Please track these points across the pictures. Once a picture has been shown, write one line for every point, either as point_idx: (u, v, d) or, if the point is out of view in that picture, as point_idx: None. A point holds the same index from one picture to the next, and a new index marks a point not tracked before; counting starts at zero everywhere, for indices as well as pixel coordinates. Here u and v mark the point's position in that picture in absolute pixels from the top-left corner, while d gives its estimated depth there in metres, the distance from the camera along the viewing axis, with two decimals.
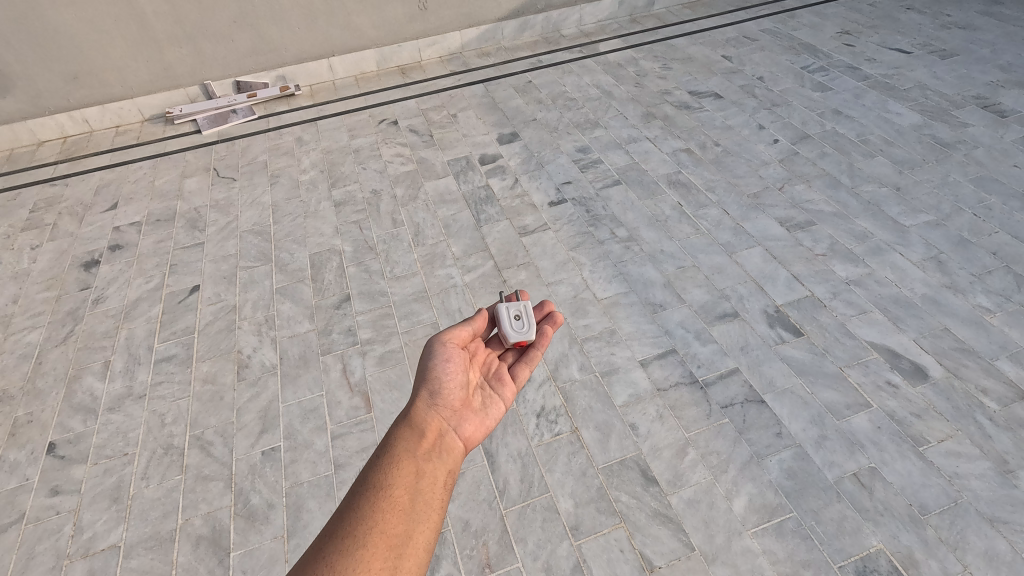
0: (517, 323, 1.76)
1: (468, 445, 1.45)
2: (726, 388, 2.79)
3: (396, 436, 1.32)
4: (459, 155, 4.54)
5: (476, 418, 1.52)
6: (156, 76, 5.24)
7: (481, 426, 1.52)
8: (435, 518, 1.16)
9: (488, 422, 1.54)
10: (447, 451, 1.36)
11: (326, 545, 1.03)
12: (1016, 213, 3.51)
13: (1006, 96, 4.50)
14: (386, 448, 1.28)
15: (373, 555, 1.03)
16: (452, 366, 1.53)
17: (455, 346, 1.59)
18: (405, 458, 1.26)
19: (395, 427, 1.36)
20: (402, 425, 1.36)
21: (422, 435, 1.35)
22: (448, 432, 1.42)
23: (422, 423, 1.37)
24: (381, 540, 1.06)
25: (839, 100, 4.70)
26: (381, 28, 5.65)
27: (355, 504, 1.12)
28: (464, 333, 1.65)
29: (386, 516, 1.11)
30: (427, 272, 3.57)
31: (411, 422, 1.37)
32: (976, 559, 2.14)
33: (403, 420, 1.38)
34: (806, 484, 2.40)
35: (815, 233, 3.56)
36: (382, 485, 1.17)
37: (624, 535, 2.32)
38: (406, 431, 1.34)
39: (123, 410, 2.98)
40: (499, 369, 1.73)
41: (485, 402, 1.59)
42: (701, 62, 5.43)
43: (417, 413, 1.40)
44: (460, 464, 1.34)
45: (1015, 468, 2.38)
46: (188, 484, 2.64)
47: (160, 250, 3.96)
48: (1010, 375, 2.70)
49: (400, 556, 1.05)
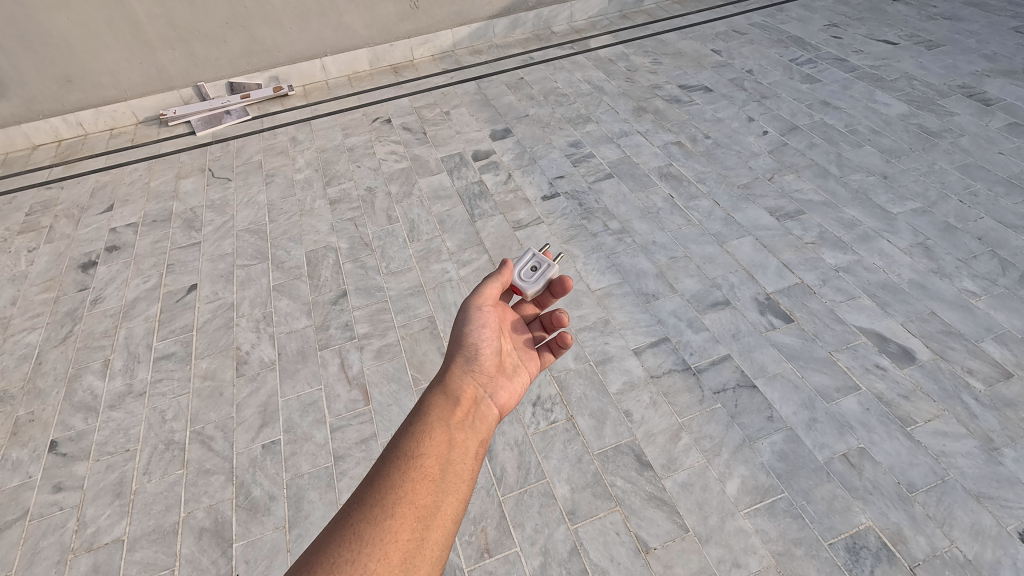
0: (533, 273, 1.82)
1: (502, 411, 1.44)
2: (718, 373, 2.85)
3: (430, 402, 1.29)
4: (452, 152, 4.57)
5: (508, 386, 1.50)
6: (150, 78, 5.26)
7: (513, 393, 1.51)
8: (464, 490, 1.11)
9: (518, 389, 1.54)
10: (481, 419, 1.33)
11: (353, 512, 1.00)
12: (1001, 199, 3.57)
13: (991, 85, 4.56)
14: (420, 413, 1.25)
15: (400, 526, 0.99)
16: (488, 332, 1.53)
17: (489, 309, 1.59)
18: (437, 425, 1.21)
19: (430, 393, 1.32)
20: (436, 391, 1.33)
21: (457, 402, 1.32)
22: (483, 399, 1.40)
23: (456, 391, 1.34)
24: (409, 511, 1.02)
25: (827, 91, 4.76)
26: (374, 27, 5.68)
27: (384, 471, 1.08)
28: (493, 291, 1.64)
29: (414, 487, 1.06)
30: (422, 267, 3.61)
31: (445, 389, 1.35)
32: (962, 534, 2.20)
33: (438, 387, 1.35)
34: (797, 466, 2.45)
35: (804, 222, 3.61)
36: (413, 454, 1.12)
37: (620, 518, 2.37)
38: (441, 398, 1.31)
39: (124, 407, 3.01)
40: (528, 339, 1.73)
41: (514, 370, 1.59)
42: (691, 56, 5.49)
43: (452, 380, 1.38)
44: (493, 433, 1.32)
45: (1000, 445, 2.43)
46: (189, 478, 2.67)
47: (157, 250, 3.99)
48: (995, 356, 2.76)
49: (427, 527, 1.01)
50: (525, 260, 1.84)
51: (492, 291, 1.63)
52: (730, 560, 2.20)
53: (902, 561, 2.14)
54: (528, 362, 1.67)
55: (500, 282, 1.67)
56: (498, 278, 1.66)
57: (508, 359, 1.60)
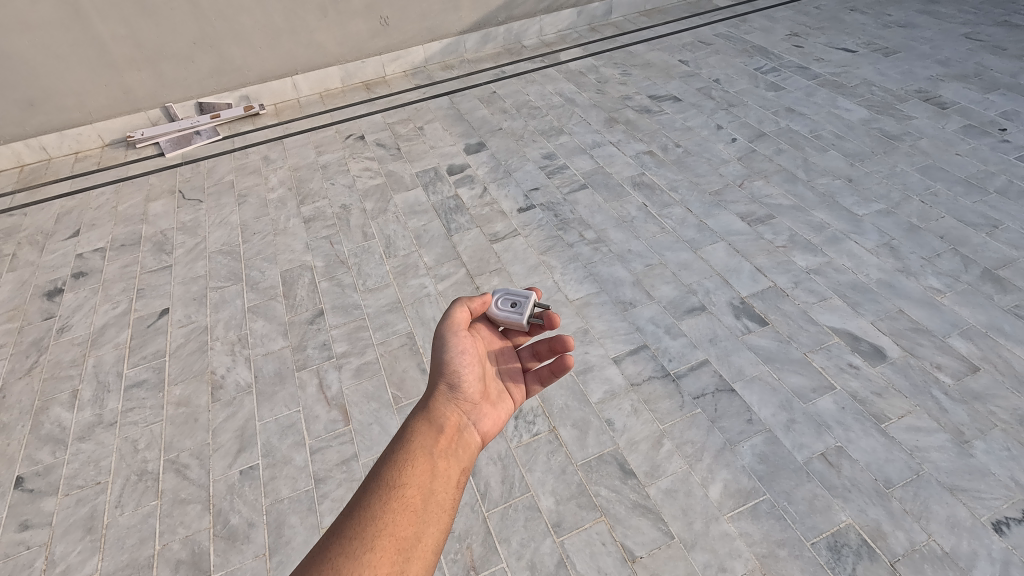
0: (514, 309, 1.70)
1: (484, 439, 1.47)
2: (697, 378, 2.87)
3: (412, 430, 1.30)
4: (427, 167, 4.58)
5: (491, 413, 1.52)
6: (116, 100, 5.17)
7: (496, 419, 1.54)
8: (446, 520, 1.14)
9: (502, 416, 1.55)
10: (463, 447, 1.35)
11: (332, 544, 1.00)
12: (960, 198, 3.70)
13: (945, 89, 4.74)
14: (402, 440, 1.26)
15: (379, 560, 0.99)
16: (467, 359, 1.52)
17: (464, 334, 1.57)
18: (420, 454, 1.23)
19: (412, 420, 1.35)
20: (419, 418, 1.35)
21: (441, 430, 1.34)
22: (466, 427, 1.42)
23: (440, 418, 1.37)
24: (390, 543, 1.03)
25: (791, 98, 4.89)
26: (345, 44, 5.69)
27: (366, 501, 1.09)
28: (464, 315, 1.61)
29: (396, 518, 1.08)
30: (400, 283, 3.59)
31: (429, 416, 1.37)
32: (939, 526, 2.24)
33: (421, 415, 1.37)
34: (777, 467, 2.48)
35: (775, 226, 3.69)
36: (395, 484, 1.14)
37: (605, 528, 2.36)
38: (425, 425, 1.33)
39: (93, 439, 2.92)
40: (515, 364, 1.72)
41: (498, 397, 1.59)
42: (660, 67, 5.60)
43: (435, 408, 1.40)
44: (474, 461, 1.34)
45: (970, 438, 2.50)
46: (164, 509, 2.59)
47: (127, 275, 3.90)
48: (962, 351, 2.84)
49: (408, 560, 1.02)
50: (510, 293, 1.72)
51: (462, 317, 1.60)
52: (716, 564, 2.21)
53: (882, 558, 2.17)
54: (512, 390, 1.66)
55: (469, 306, 1.64)
56: (463, 304, 1.61)
57: (494, 384, 1.61)
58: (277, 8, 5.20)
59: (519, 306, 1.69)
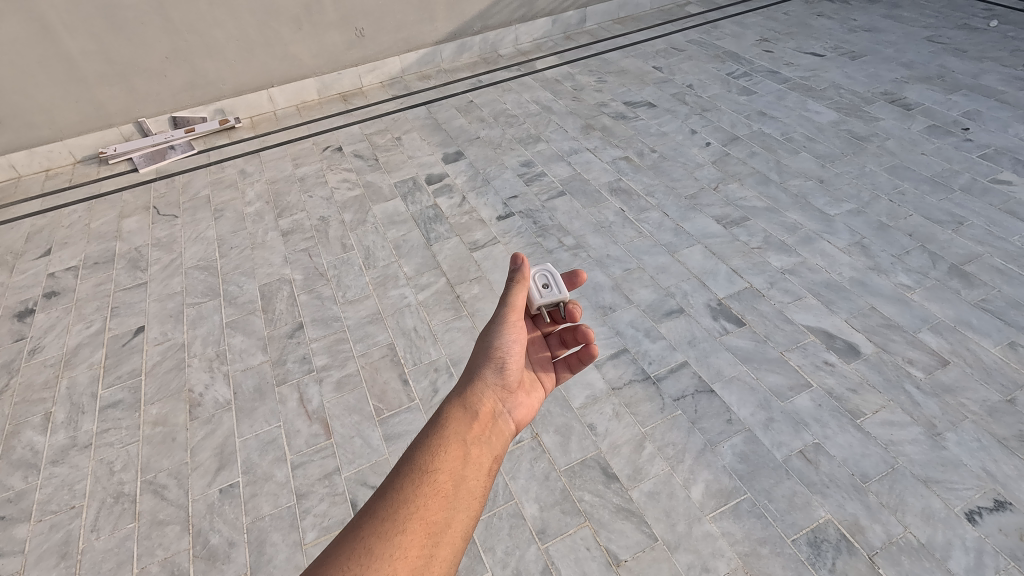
0: (545, 291, 1.71)
1: (518, 427, 1.41)
2: (677, 380, 2.90)
3: (448, 414, 1.26)
4: (405, 177, 4.58)
5: (525, 402, 1.47)
6: (87, 116, 5.09)
7: (529, 407, 1.49)
8: (476, 507, 1.08)
9: (535, 405, 1.52)
10: (497, 434, 1.29)
11: (363, 524, 0.98)
12: (927, 196, 3.80)
13: (910, 91, 4.87)
14: (437, 424, 1.22)
15: (409, 543, 0.96)
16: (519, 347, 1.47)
17: (514, 322, 1.50)
18: (454, 439, 1.18)
19: (448, 404, 1.29)
20: (455, 403, 1.30)
21: (475, 416, 1.29)
22: (500, 415, 1.37)
23: (476, 403, 1.31)
24: (419, 527, 0.99)
25: (763, 102, 4.99)
26: (320, 56, 5.68)
27: (398, 484, 1.05)
28: (521, 300, 1.51)
29: (426, 502, 1.03)
30: (380, 294, 3.58)
31: (464, 401, 1.31)
32: (915, 518, 2.28)
33: (458, 398, 1.32)
34: (757, 466, 2.51)
35: (749, 227, 3.75)
36: (427, 468, 1.09)
37: (590, 533, 2.37)
38: (460, 411, 1.27)
39: (67, 462, 2.85)
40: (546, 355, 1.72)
41: (531, 387, 1.57)
42: (635, 74, 5.68)
43: (471, 394, 1.34)
44: (508, 448, 1.27)
45: (942, 430, 2.56)
46: (142, 531, 2.54)
47: (101, 293, 3.84)
48: (932, 345, 2.92)
49: (436, 545, 0.98)
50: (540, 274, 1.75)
51: (518, 302, 1.51)
52: (700, 565, 2.23)
53: (861, 551, 2.21)
54: (542, 378, 1.65)
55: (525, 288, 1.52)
56: (521, 286, 1.48)
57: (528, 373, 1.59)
58: (251, 21, 5.18)
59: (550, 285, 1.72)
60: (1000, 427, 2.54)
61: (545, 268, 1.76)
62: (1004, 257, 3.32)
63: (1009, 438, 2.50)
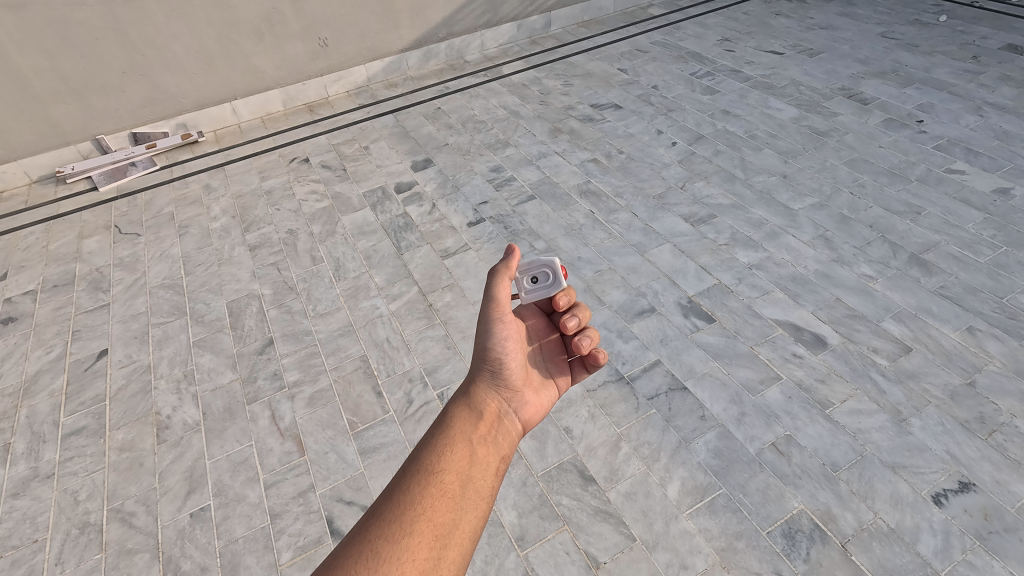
0: (533, 285, 1.63)
1: (527, 427, 1.40)
2: (650, 380, 2.93)
3: (452, 416, 1.25)
4: (374, 187, 4.54)
5: (533, 401, 1.46)
6: (42, 134, 4.93)
7: (538, 407, 1.48)
8: (484, 507, 1.07)
9: (544, 405, 1.50)
10: (504, 435, 1.28)
11: (371, 525, 0.96)
12: (886, 188, 3.90)
13: (866, 86, 5.00)
14: (442, 426, 1.21)
15: (418, 544, 0.94)
16: (511, 345, 1.46)
17: (511, 320, 1.48)
18: (459, 440, 1.18)
19: (453, 405, 1.30)
20: (459, 404, 1.30)
21: (480, 416, 1.28)
22: (506, 414, 1.36)
23: (479, 404, 1.31)
24: (427, 528, 0.97)
25: (726, 101, 5.08)
26: (283, 67, 5.61)
27: (405, 485, 1.04)
28: (506, 292, 1.49)
29: (434, 503, 1.02)
30: (351, 305, 3.54)
31: (468, 402, 1.31)
32: (884, 504, 2.33)
33: (461, 400, 1.32)
34: (731, 461, 2.54)
35: (717, 225, 3.81)
36: (434, 469, 1.08)
37: (569, 537, 2.37)
38: (465, 411, 1.28)
39: (29, 494, 2.75)
40: (562, 355, 1.67)
41: (544, 386, 1.55)
42: (600, 76, 5.73)
43: (475, 394, 1.34)
44: (514, 449, 1.27)
45: (907, 416, 2.62)
46: (109, 562, 2.46)
47: (61, 317, 3.72)
48: (895, 333, 2.99)
49: (444, 546, 0.96)
50: (535, 265, 1.63)
51: (503, 294, 1.48)
52: (678, 563, 2.24)
53: (833, 540, 2.25)
54: (557, 378, 1.61)
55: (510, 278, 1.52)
56: (504, 276, 1.48)
57: (538, 371, 1.57)
58: (210, 34, 5.09)
59: (540, 278, 1.62)
60: (961, 411, 2.61)
61: (547, 261, 1.61)
62: (960, 245, 3.42)
63: (970, 421, 2.57)
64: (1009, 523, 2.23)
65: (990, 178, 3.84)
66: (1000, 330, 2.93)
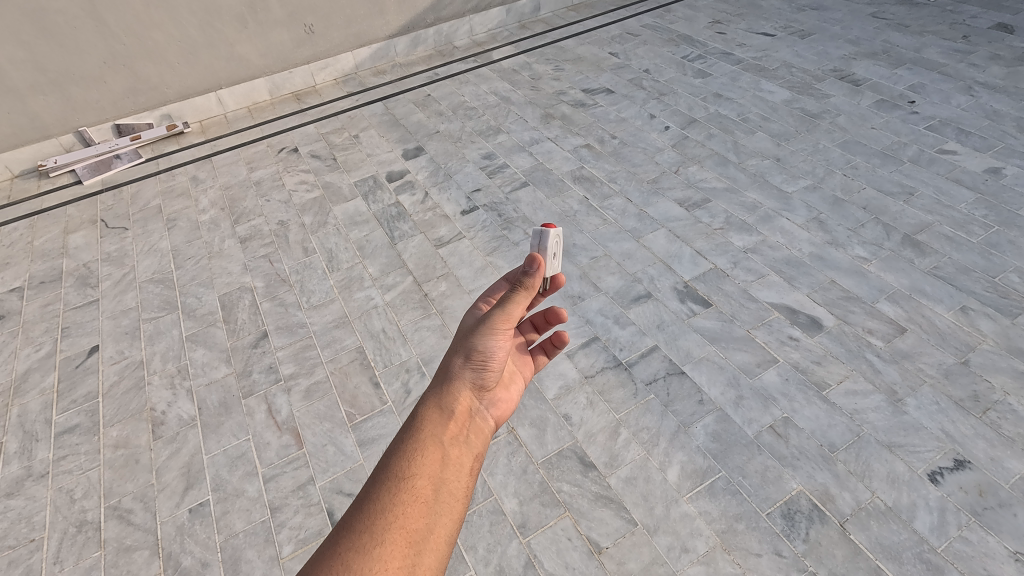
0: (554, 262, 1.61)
1: (497, 423, 1.39)
2: (648, 365, 2.93)
3: (422, 416, 1.21)
4: (365, 176, 4.48)
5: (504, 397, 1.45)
6: (22, 128, 4.82)
7: (508, 402, 1.47)
8: (459, 509, 1.07)
9: (514, 399, 1.49)
10: (475, 433, 1.27)
11: (341, 539, 0.95)
12: (878, 169, 3.90)
13: (858, 66, 4.99)
14: (410, 430, 1.17)
15: (391, 554, 0.94)
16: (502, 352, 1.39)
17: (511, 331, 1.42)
18: (431, 442, 1.15)
19: (423, 404, 1.24)
20: (429, 404, 1.24)
21: (452, 416, 1.24)
22: (479, 413, 1.33)
23: (451, 404, 1.26)
24: (400, 536, 0.97)
25: (718, 84, 5.05)
26: (268, 56, 5.51)
27: (375, 493, 1.02)
28: (520, 311, 1.43)
29: (406, 509, 1.01)
30: (345, 297, 3.51)
31: (440, 401, 1.26)
32: (881, 483, 2.36)
33: (432, 400, 1.26)
34: (729, 444, 2.55)
35: (711, 209, 3.80)
36: (404, 475, 1.06)
37: (570, 523, 2.37)
38: (435, 413, 1.22)
39: (23, 493, 2.72)
40: (523, 343, 1.72)
41: (511, 379, 1.56)
42: (591, 61, 5.67)
43: (448, 393, 1.28)
44: (487, 447, 1.26)
45: (903, 396, 2.64)
46: (108, 560, 2.44)
47: (49, 315, 3.65)
48: (890, 314, 3.01)
49: (419, 553, 0.97)
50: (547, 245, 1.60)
51: (519, 314, 1.43)
52: (679, 546, 2.26)
53: (832, 519, 2.27)
54: (523, 367, 1.65)
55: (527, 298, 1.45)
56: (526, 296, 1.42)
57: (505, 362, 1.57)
58: (192, 22, 4.97)
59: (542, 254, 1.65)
60: (955, 389, 2.64)
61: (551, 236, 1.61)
62: (953, 224, 3.44)
63: (964, 399, 2.60)
64: (1003, 498, 2.27)
65: (981, 158, 3.86)
66: (992, 309, 2.95)
